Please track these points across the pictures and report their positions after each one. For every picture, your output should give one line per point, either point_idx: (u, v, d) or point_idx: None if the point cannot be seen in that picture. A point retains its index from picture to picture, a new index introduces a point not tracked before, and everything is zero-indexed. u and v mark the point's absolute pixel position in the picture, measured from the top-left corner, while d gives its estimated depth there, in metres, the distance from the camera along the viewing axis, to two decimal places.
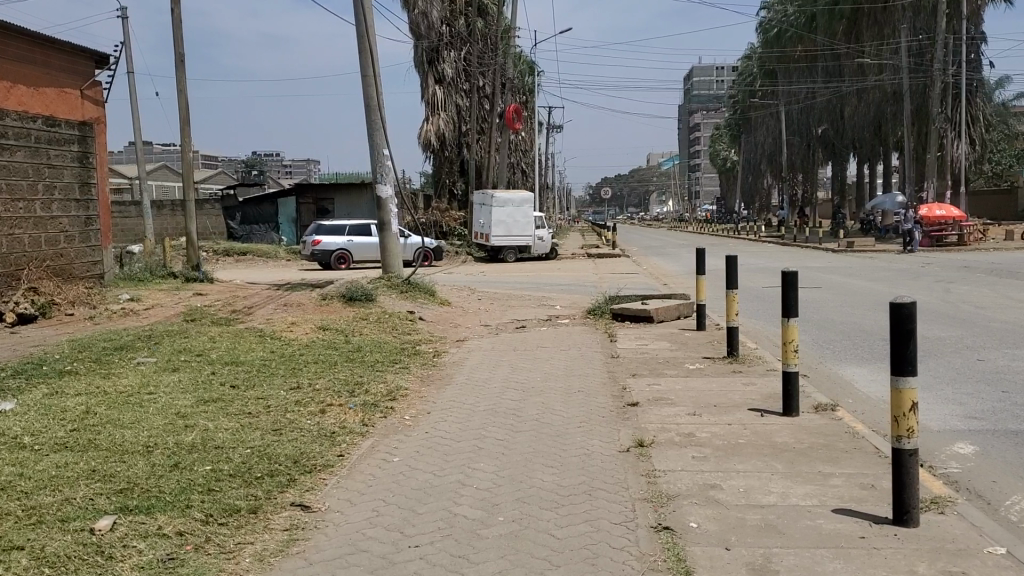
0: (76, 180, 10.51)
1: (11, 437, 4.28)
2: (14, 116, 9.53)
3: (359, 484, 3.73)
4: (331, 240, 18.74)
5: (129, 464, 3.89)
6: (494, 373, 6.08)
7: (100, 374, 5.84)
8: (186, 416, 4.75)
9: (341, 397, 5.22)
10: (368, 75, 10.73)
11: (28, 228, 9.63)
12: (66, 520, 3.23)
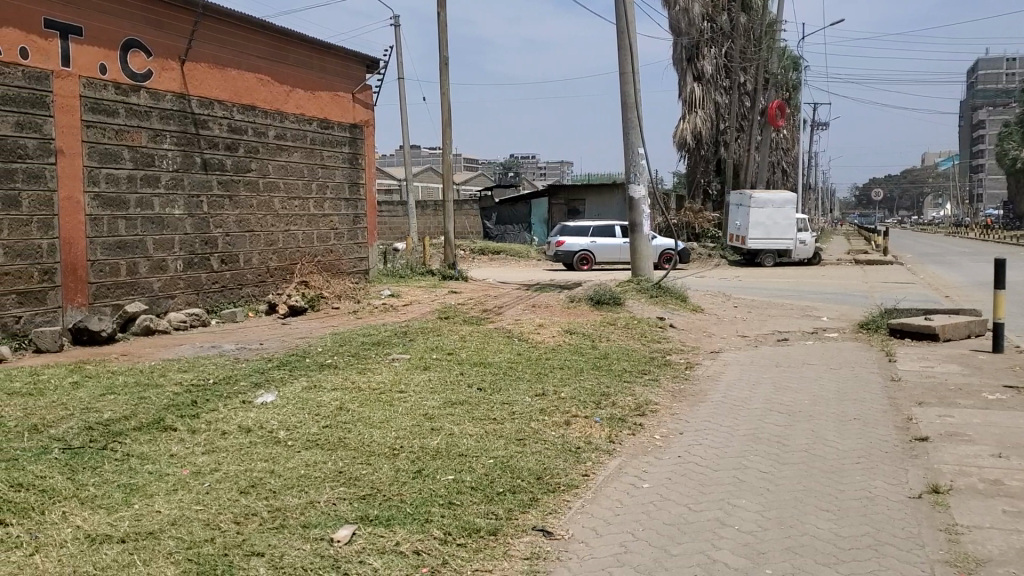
0: (347, 179, 11.02)
1: (268, 431, 4.34)
2: (291, 119, 10.01)
3: (607, 511, 3.39)
4: (574, 242, 18.71)
5: (373, 466, 3.78)
6: (754, 392, 5.54)
7: (356, 368, 5.91)
8: (433, 418, 4.61)
9: (588, 409, 4.92)
10: (626, 72, 10.42)
11: (302, 225, 10.20)
12: (308, 526, 3.14)
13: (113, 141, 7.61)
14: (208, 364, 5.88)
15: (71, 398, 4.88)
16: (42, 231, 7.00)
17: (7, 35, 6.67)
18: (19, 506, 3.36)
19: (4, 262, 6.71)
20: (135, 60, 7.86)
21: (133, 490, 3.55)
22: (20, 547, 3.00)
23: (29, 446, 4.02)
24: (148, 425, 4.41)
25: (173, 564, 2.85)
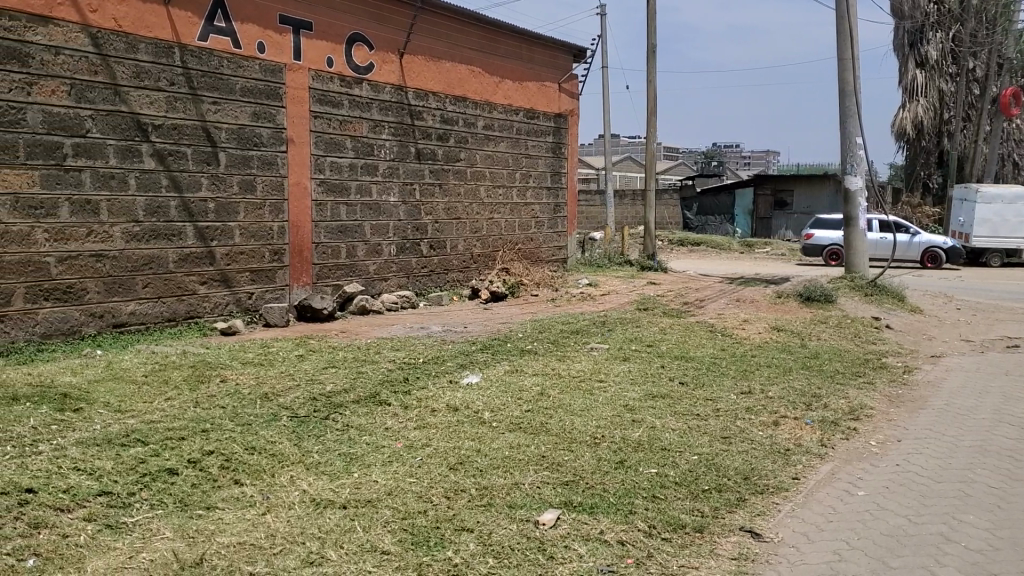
0: (549, 168, 11.16)
1: (474, 411, 4.47)
2: (500, 109, 10.23)
3: (818, 516, 3.25)
4: (824, 235, 17.78)
5: (576, 453, 3.81)
6: (982, 401, 5.15)
7: (557, 355, 5.98)
8: (635, 409, 4.59)
9: (796, 410, 4.74)
10: (845, 58, 9.93)
11: (505, 213, 10.42)
12: (514, 507, 3.22)
13: (337, 131, 8.06)
14: (417, 344, 6.13)
15: (296, 369, 5.24)
16: (273, 215, 7.53)
17: (248, 31, 7.19)
18: (252, 468, 3.67)
19: (239, 242, 7.28)
20: (358, 53, 8.27)
21: (352, 460, 3.76)
22: (254, 506, 3.30)
23: (260, 412, 4.35)
24: (365, 398, 4.65)
25: (389, 533, 3.02)
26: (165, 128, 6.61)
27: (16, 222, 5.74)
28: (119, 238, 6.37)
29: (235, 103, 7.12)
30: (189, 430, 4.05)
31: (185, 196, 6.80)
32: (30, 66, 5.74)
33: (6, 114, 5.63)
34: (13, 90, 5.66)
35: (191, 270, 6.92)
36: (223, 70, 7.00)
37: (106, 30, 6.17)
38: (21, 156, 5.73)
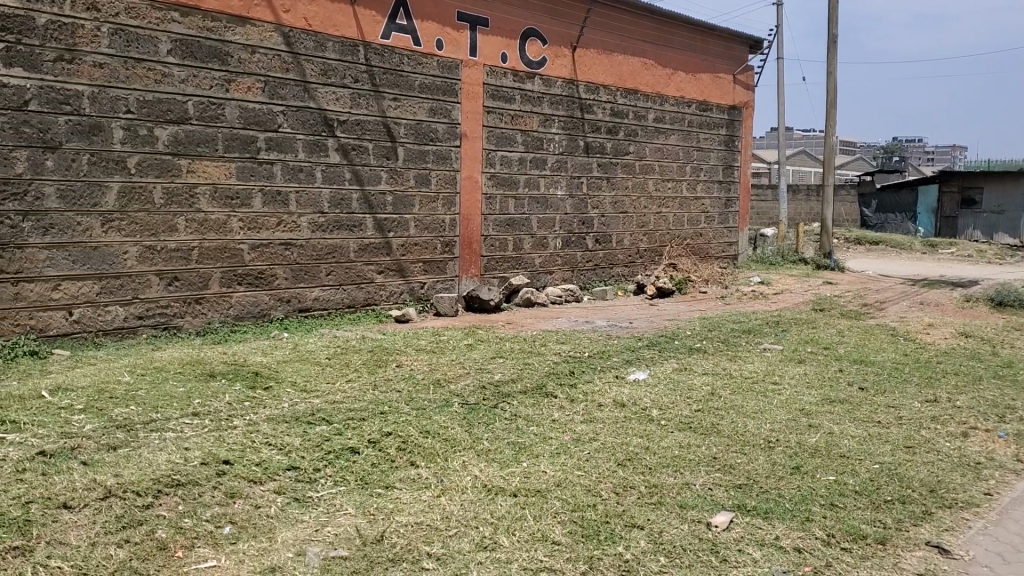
0: (721, 162, 10.93)
1: (642, 408, 4.44)
2: (672, 102, 10.09)
3: (1014, 537, 3.05)
4: None
5: (749, 456, 3.72)
6: None
7: (728, 355, 5.86)
8: (811, 414, 4.44)
9: (988, 421, 4.45)
10: None
11: (673, 207, 10.29)
12: (685, 506, 3.18)
13: (509, 125, 8.19)
14: (584, 338, 6.15)
15: (467, 358, 5.37)
16: (446, 208, 7.73)
17: (428, 28, 7.40)
18: (427, 451, 3.79)
19: (414, 234, 7.51)
20: (532, 48, 8.36)
21: (522, 449, 3.83)
22: (429, 488, 3.42)
23: (434, 398, 4.48)
24: (532, 390, 4.71)
25: (559, 523, 3.06)
26: (349, 123, 6.90)
27: (215, 211, 6.15)
28: (305, 227, 6.72)
29: (414, 99, 7.35)
30: (369, 412, 4.22)
31: (365, 188, 7.08)
32: (229, 65, 6.12)
33: (207, 110, 6.04)
34: (214, 86, 6.06)
35: (369, 259, 7.20)
36: (403, 67, 7.24)
37: (297, 29, 6.49)
38: (220, 149, 6.13)
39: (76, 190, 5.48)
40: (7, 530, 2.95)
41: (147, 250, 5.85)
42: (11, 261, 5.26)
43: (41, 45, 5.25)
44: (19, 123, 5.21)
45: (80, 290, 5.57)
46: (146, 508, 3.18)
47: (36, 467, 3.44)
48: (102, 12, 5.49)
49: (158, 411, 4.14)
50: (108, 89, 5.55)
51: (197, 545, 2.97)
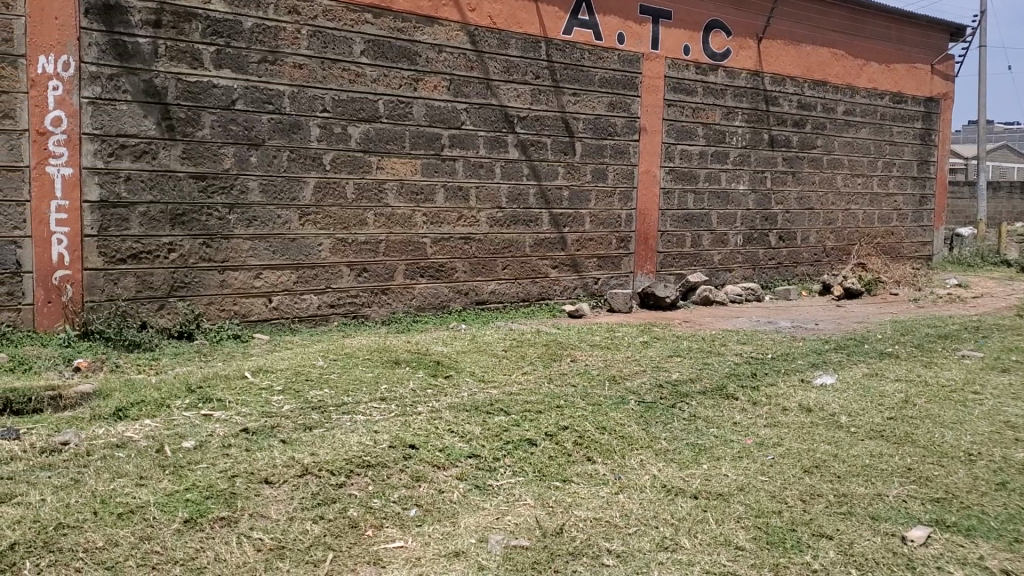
0: (916, 157, 10.34)
1: (830, 414, 4.27)
2: (863, 94, 9.63)
3: None
4: None
5: (948, 469, 3.50)
6: None
7: (923, 361, 5.53)
8: (1018, 427, 4.12)
9: None
10: None
11: (862, 204, 9.83)
12: (878, 519, 3.03)
13: (690, 119, 8.06)
14: (766, 339, 5.96)
15: (644, 355, 5.33)
16: (623, 203, 7.69)
17: (609, 22, 7.38)
18: (605, 447, 3.78)
19: (590, 229, 7.53)
20: (715, 40, 8.18)
21: (701, 451, 3.75)
22: (608, 484, 3.41)
23: (611, 394, 4.47)
24: (712, 390, 4.62)
25: (743, 528, 2.98)
26: (530, 119, 6.99)
27: (401, 206, 6.38)
28: (484, 222, 6.85)
29: (594, 94, 7.35)
30: (546, 405, 4.26)
31: (543, 183, 7.15)
32: (417, 64, 6.32)
33: (396, 108, 6.26)
34: (403, 85, 6.28)
35: (545, 254, 7.27)
36: (584, 62, 7.25)
37: (483, 28, 6.62)
38: (407, 146, 6.35)
39: (276, 184, 5.83)
40: (216, 501, 3.17)
41: (339, 242, 6.15)
42: (218, 251, 5.66)
43: (247, 48, 5.60)
44: (227, 122, 5.59)
45: (278, 278, 5.93)
46: (339, 487, 3.34)
47: (241, 443, 3.69)
48: (302, 16, 5.79)
49: (348, 395, 4.34)
50: (305, 89, 5.86)
51: (385, 525, 3.09)
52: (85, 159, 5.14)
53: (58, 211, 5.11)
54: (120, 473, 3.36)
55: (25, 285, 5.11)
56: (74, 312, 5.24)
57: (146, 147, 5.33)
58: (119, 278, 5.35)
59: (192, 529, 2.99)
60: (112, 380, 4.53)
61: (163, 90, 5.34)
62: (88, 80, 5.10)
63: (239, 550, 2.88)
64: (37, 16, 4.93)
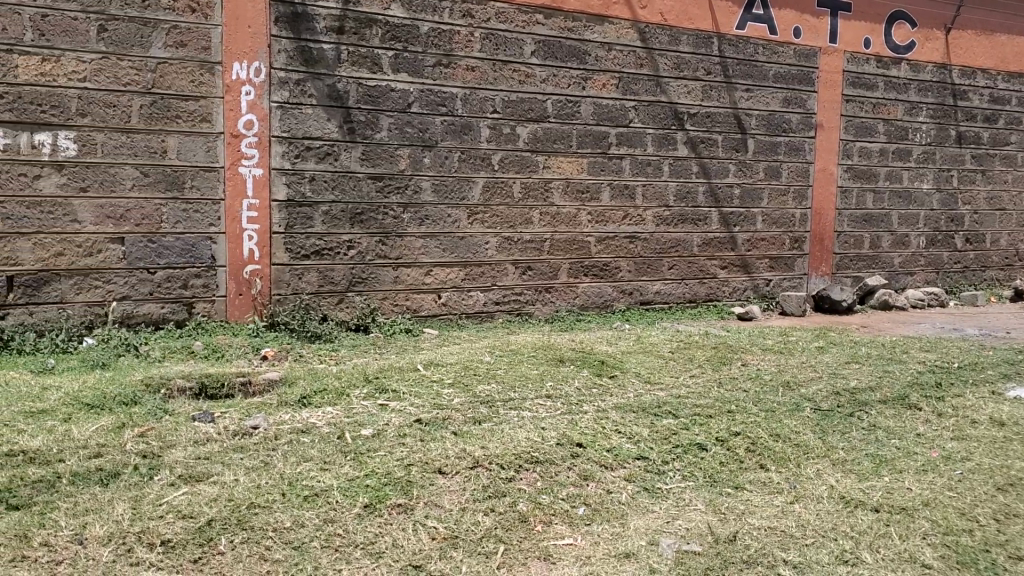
0: None
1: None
2: None
3: None
4: None
5: None
6: None
7: None
8: None
9: None
10: None
11: None
12: None
13: (870, 115, 7.72)
14: (951, 347, 5.63)
15: (819, 360, 5.14)
16: (797, 202, 7.45)
17: (785, 16, 7.16)
18: (779, 455, 3.68)
19: (761, 229, 7.33)
20: (900, 32, 7.79)
21: (883, 462, 3.59)
22: (782, 493, 3.32)
23: (784, 400, 4.34)
24: (893, 399, 4.40)
25: (930, 546, 2.83)
26: (700, 116, 6.87)
27: (567, 204, 6.42)
28: (652, 221, 6.80)
29: (767, 89, 7.15)
30: (716, 409, 4.18)
31: (713, 181, 7.01)
32: (587, 63, 6.34)
33: (565, 108, 6.30)
34: (572, 84, 6.31)
35: (713, 254, 7.14)
36: (758, 57, 7.07)
37: (653, 25, 6.56)
38: (575, 145, 6.38)
39: (448, 184, 5.98)
40: (393, 488, 3.29)
41: (506, 240, 6.25)
42: (393, 248, 5.88)
43: (423, 52, 5.78)
44: (403, 124, 5.79)
45: (448, 276, 6.09)
46: (509, 480, 3.40)
47: (416, 433, 3.81)
48: (476, 18, 5.91)
49: (516, 391, 4.41)
50: (478, 90, 5.99)
51: (555, 521, 3.12)
52: (274, 160, 5.47)
53: (250, 209, 5.45)
54: (305, 457, 3.54)
55: (219, 278, 5.47)
56: (263, 304, 5.59)
57: (329, 148, 5.61)
58: (303, 273, 5.66)
59: (371, 514, 3.11)
60: (296, 369, 4.78)
61: (345, 94, 5.60)
62: (277, 85, 5.41)
63: (415, 537, 2.99)
64: (232, 25, 5.25)
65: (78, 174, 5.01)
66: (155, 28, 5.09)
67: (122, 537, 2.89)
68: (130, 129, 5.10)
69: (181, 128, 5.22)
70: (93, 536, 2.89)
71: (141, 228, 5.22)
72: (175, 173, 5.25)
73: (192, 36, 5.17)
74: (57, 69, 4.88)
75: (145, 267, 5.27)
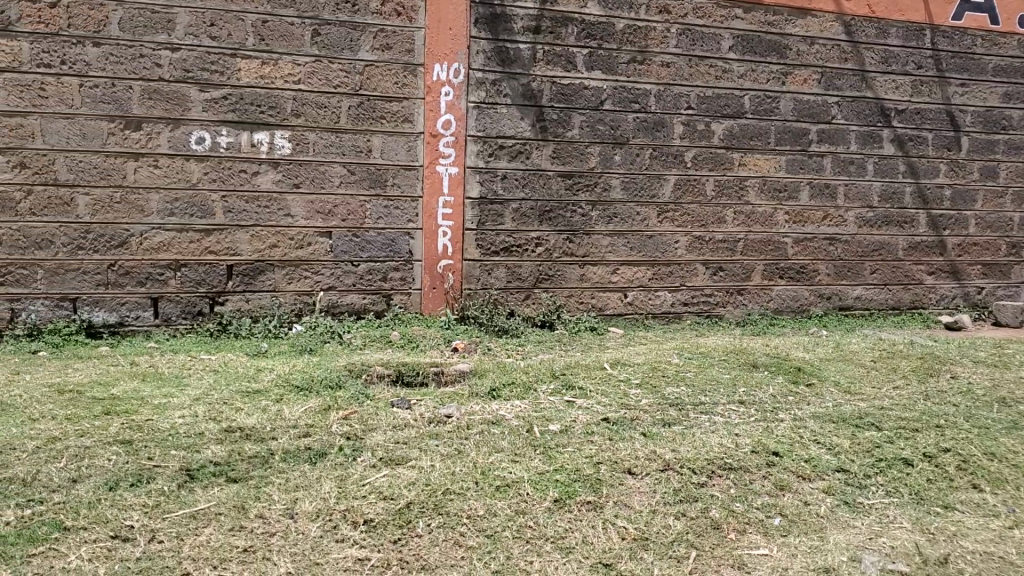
0: None
1: None
2: None
3: None
4: None
5: None
6: None
7: None
8: None
9: None
10: None
11: None
12: None
13: None
14: None
15: None
16: (1015, 204, 6.91)
17: (1008, 4, 6.65)
18: (994, 475, 3.43)
19: (974, 232, 6.84)
20: None
21: None
22: (998, 518, 3.09)
23: (1001, 417, 4.03)
24: None
25: None
26: (908, 112, 6.50)
27: (762, 204, 6.24)
28: (853, 222, 6.49)
29: (986, 83, 6.67)
30: (923, 423, 3.94)
31: (921, 181, 6.61)
32: (787, 57, 6.12)
33: (763, 104, 6.11)
34: (770, 80, 6.11)
35: (920, 259, 6.74)
36: (976, 49, 6.60)
37: (860, 17, 6.25)
38: (772, 143, 6.18)
39: (638, 182, 5.95)
40: (583, 484, 3.30)
41: (697, 240, 6.15)
42: (580, 246, 5.91)
43: (618, 49, 5.76)
44: (595, 121, 5.80)
45: (635, 275, 6.07)
46: (701, 485, 3.33)
47: (604, 431, 3.81)
48: (672, 14, 5.84)
49: (706, 395, 4.32)
50: (672, 87, 5.91)
51: (749, 530, 3.04)
52: (469, 158, 5.60)
53: (445, 206, 5.62)
54: (497, 448, 3.61)
55: (414, 272, 5.68)
56: (454, 298, 5.76)
57: (522, 147, 5.69)
58: (493, 268, 5.78)
59: (561, 509, 3.14)
60: (486, 362, 4.89)
61: (539, 92, 5.66)
62: (474, 85, 5.55)
63: (605, 535, 2.98)
64: (434, 28, 5.42)
65: (291, 171, 5.33)
66: (363, 31, 5.33)
67: (329, 514, 3.05)
68: (338, 128, 5.37)
69: (384, 128, 5.45)
70: (302, 511, 3.07)
71: (346, 223, 5.49)
72: (377, 171, 5.49)
73: (396, 39, 5.39)
74: (275, 71, 5.21)
75: (348, 260, 5.55)
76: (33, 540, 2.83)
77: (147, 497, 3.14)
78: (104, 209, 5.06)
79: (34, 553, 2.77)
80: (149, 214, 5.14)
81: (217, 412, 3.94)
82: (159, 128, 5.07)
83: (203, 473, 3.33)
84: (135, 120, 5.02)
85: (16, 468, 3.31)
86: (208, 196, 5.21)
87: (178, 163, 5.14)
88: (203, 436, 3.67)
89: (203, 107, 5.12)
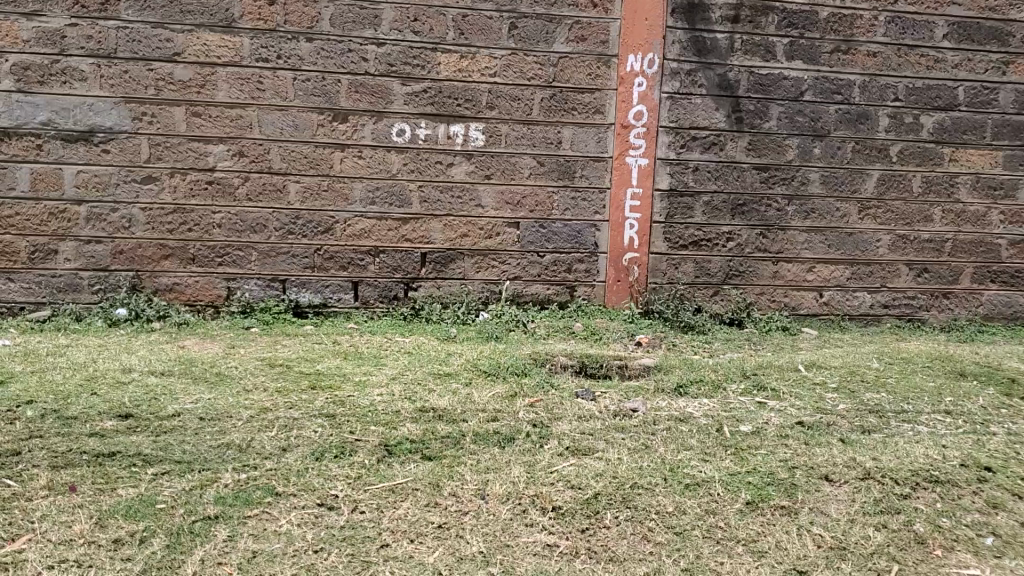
0: None
1: None
2: None
3: None
4: None
5: None
6: None
7: None
8: None
9: None
10: None
11: None
12: None
13: None
14: None
15: None
16: None
17: None
18: None
19: None
20: None
21: None
22: None
23: None
24: None
25: None
26: None
27: (975, 202, 5.84)
28: None
29: None
30: None
31: None
32: (1009, 45, 5.70)
33: (980, 95, 5.72)
34: (989, 70, 5.71)
35: None
36: None
37: None
38: (989, 137, 5.77)
39: (839, 176, 5.70)
40: (777, 488, 3.21)
41: (900, 239, 5.84)
42: (774, 242, 5.74)
43: (821, 38, 5.54)
44: (794, 113, 5.60)
45: (832, 273, 5.83)
46: (904, 497, 3.17)
47: (798, 434, 3.68)
48: (883, 1, 5.54)
49: (909, 402, 4.10)
50: (878, 78, 5.62)
51: (958, 548, 2.86)
52: (660, 150, 5.55)
53: (633, 198, 5.59)
54: (685, 445, 3.56)
55: (600, 264, 5.69)
56: (639, 291, 5.73)
57: (715, 138, 5.58)
58: (680, 262, 5.72)
59: (753, 511, 3.06)
60: (672, 357, 4.83)
61: (736, 83, 5.52)
62: (669, 76, 5.48)
63: (800, 541, 2.89)
64: (630, 18, 5.39)
65: (485, 163, 5.45)
66: (560, 24, 5.37)
67: (519, 498, 3.11)
68: (531, 120, 5.44)
69: (575, 120, 5.48)
70: (493, 493, 3.14)
71: (535, 214, 5.57)
72: (568, 162, 5.53)
73: (592, 30, 5.40)
74: (472, 65, 5.33)
75: (536, 250, 5.62)
76: (248, 502, 3.04)
77: (350, 468, 3.30)
78: (312, 196, 5.36)
79: (249, 515, 2.97)
80: (352, 202, 5.40)
81: (411, 392, 4.09)
82: (364, 120, 5.31)
83: (401, 450, 3.47)
84: (342, 112, 5.28)
85: (233, 434, 3.57)
86: (406, 186, 5.42)
87: (380, 154, 5.36)
88: (400, 414, 3.82)
89: (404, 100, 5.32)
